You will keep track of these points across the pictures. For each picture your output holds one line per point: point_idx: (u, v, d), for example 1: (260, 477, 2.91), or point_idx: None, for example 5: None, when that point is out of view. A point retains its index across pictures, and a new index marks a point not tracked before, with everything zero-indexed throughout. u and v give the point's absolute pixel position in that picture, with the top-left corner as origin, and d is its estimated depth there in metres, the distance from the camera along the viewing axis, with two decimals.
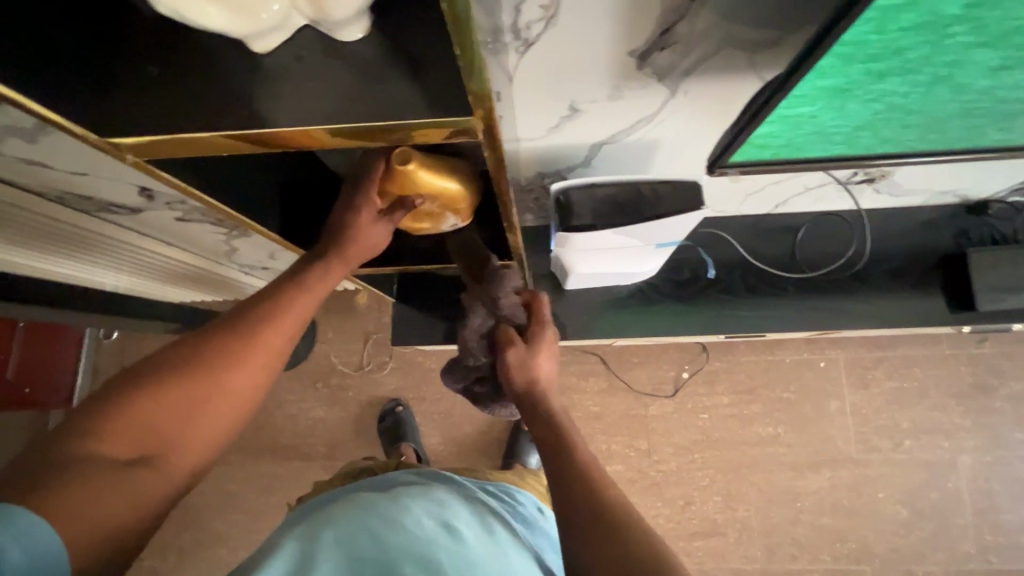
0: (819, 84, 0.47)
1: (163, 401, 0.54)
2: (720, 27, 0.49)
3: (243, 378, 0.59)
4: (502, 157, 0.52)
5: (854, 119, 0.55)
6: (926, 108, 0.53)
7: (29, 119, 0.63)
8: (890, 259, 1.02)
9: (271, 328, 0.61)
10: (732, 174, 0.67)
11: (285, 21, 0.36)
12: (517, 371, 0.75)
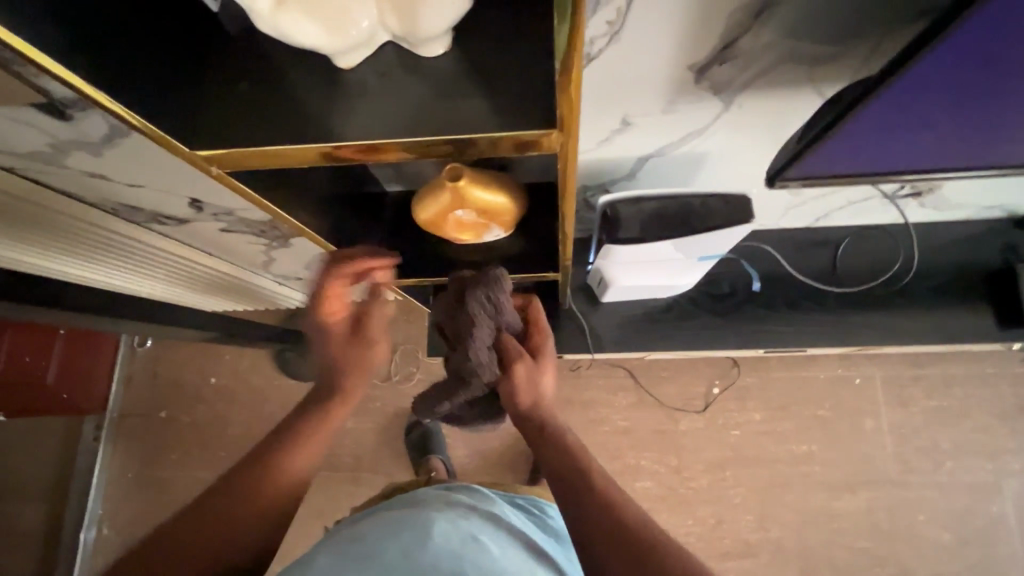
0: (915, 86, 0.44)
1: (190, 536, 0.56)
2: (782, 41, 0.50)
3: (264, 509, 0.60)
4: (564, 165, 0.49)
5: (935, 129, 0.51)
6: (1014, 122, 0.50)
7: (97, 133, 0.65)
8: (936, 274, 1.00)
9: (293, 454, 0.63)
10: (791, 188, 0.61)
11: (373, 38, 0.37)
12: (526, 389, 0.72)
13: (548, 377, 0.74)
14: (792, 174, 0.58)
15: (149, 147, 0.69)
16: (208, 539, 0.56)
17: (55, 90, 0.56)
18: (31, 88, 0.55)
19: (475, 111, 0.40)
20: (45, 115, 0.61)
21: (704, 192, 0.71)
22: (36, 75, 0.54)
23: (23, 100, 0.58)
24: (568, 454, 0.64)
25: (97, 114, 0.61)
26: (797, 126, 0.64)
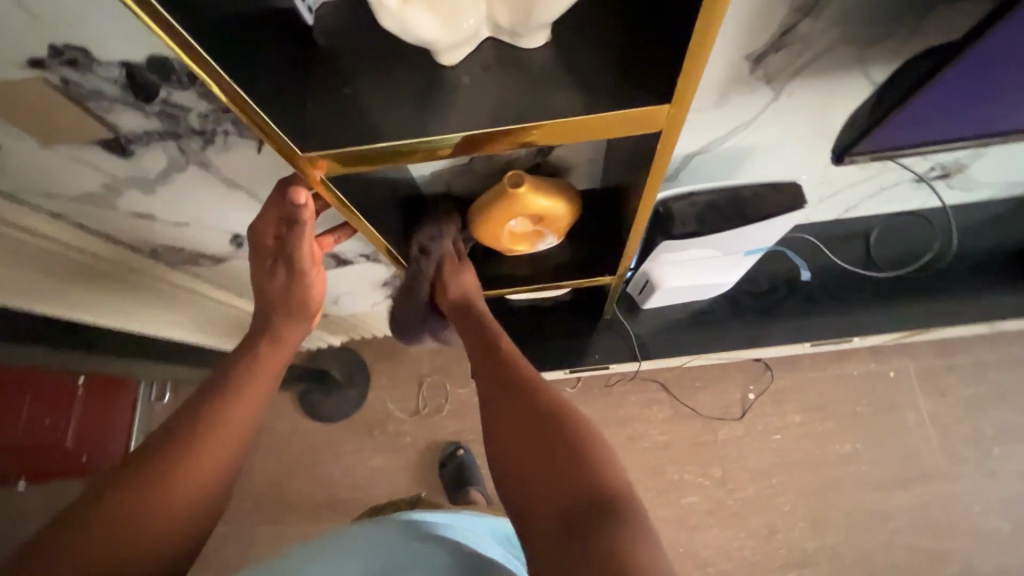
0: (982, 63, 0.46)
1: (129, 491, 0.49)
2: (841, 22, 0.52)
3: (212, 457, 0.54)
4: (666, 151, 0.48)
5: (1002, 97, 0.52)
6: None
7: (155, 168, 0.66)
8: (969, 254, 1.01)
9: (240, 392, 0.58)
10: (861, 162, 0.63)
11: (477, 28, 0.37)
12: (456, 279, 0.74)
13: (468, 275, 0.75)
14: (863, 148, 0.61)
15: (204, 178, 0.69)
16: (150, 490, 0.50)
17: (123, 124, 0.57)
18: (99, 122, 0.56)
19: (569, 98, 0.40)
20: (105, 151, 0.61)
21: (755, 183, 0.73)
22: (107, 110, 0.54)
23: (86, 137, 0.58)
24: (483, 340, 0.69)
25: (159, 147, 0.61)
26: (860, 105, 0.64)
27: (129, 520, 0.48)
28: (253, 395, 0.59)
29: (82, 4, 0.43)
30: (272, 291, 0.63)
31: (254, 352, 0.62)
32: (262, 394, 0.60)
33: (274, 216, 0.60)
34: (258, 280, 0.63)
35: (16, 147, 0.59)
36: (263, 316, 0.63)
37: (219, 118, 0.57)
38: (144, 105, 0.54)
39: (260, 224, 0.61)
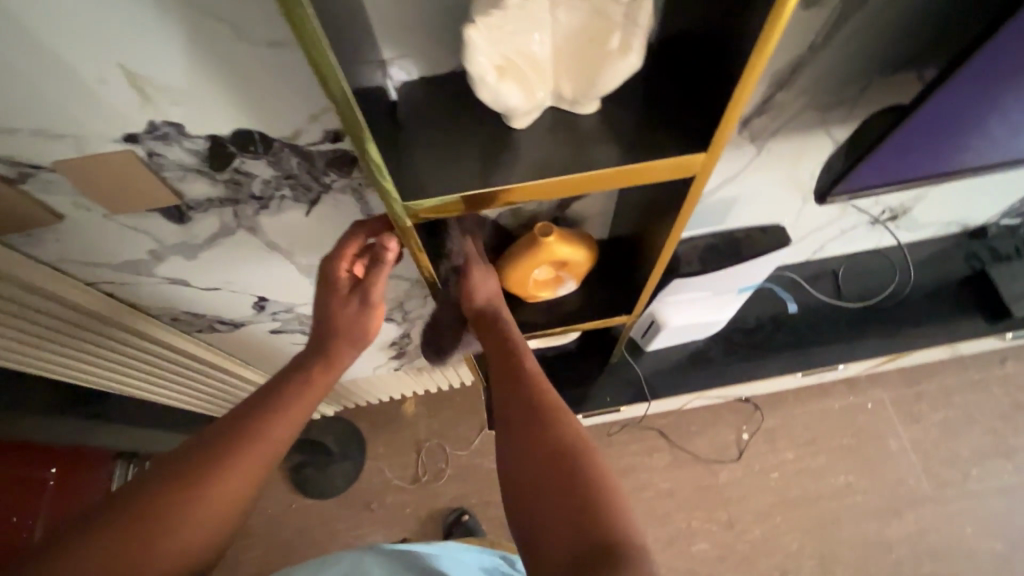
0: (936, 109, 0.57)
1: (159, 501, 0.50)
2: (806, 92, 0.64)
3: (243, 476, 0.54)
4: (697, 189, 0.54)
5: (946, 141, 0.64)
6: (1000, 126, 0.64)
7: (203, 233, 0.70)
8: (924, 285, 1.15)
9: (281, 413, 0.58)
10: (840, 201, 0.74)
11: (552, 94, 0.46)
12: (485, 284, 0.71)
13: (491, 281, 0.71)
14: (841, 189, 0.71)
15: (248, 242, 0.73)
16: (184, 506, 0.51)
17: (189, 192, 0.62)
18: (169, 191, 0.60)
19: (614, 152, 0.48)
20: (162, 217, 0.65)
21: (747, 227, 0.86)
22: (179, 179, 0.59)
23: (150, 205, 0.62)
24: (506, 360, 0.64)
25: (215, 212, 0.66)
26: (827, 157, 0.76)
27: (150, 536, 0.49)
28: (296, 417, 0.59)
29: (193, 87, 0.49)
30: (333, 319, 0.64)
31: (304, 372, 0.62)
32: (304, 417, 0.60)
33: (350, 253, 0.64)
34: (325, 313, 0.64)
35: (80, 218, 0.62)
36: (324, 340, 0.64)
37: (280, 184, 0.63)
38: (216, 173, 0.59)
39: (338, 257, 0.64)
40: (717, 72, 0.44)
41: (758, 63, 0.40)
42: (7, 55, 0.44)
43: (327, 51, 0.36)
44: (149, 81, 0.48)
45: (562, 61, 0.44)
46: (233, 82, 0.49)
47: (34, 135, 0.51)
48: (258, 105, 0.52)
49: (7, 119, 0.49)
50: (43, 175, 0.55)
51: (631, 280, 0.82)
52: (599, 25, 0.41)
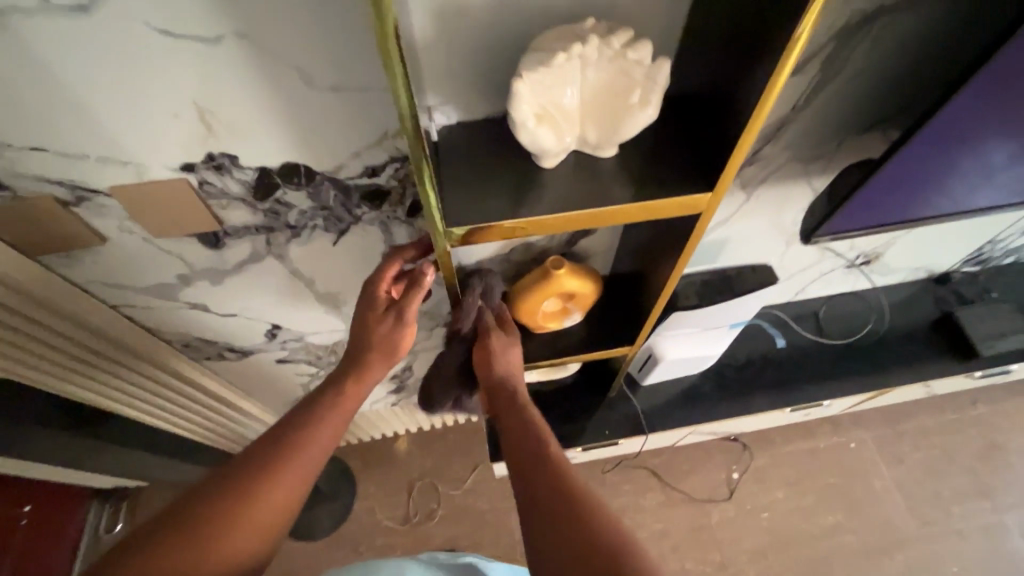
0: (904, 162, 0.65)
1: (217, 507, 0.56)
2: (790, 146, 0.73)
3: (288, 484, 0.60)
4: (702, 226, 0.61)
5: (914, 192, 0.73)
6: (960, 180, 0.72)
7: (233, 259, 0.73)
8: (898, 326, 1.23)
9: (320, 428, 0.64)
10: (823, 243, 0.81)
11: (576, 138, 0.53)
12: (502, 353, 0.77)
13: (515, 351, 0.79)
14: (823, 232, 0.79)
15: (274, 269, 0.77)
16: (236, 514, 0.56)
17: (229, 219, 0.66)
18: (212, 218, 0.64)
19: (632, 190, 0.54)
20: (199, 243, 0.69)
21: (737, 265, 0.96)
22: (223, 208, 0.64)
23: (189, 230, 0.66)
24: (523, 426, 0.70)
25: (248, 239, 0.70)
26: (808, 203, 0.84)
27: (208, 539, 0.54)
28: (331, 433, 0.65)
29: (254, 124, 0.54)
30: (365, 338, 0.68)
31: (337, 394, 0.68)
32: (338, 433, 0.66)
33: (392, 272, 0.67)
34: (360, 326, 0.69)
35: (121, 241, 0.66)
36: (357, 357, 0.69)
37: (315, 215, 0.68)
38: (258, 203, 0.64)
39: (378, 279, 0.68)
40: (722, 124, 0.52)
41: (759, 116, 0.47)
42: (92, 93, 0.49)
43: (405, 94, 0.41)
44: (217, 118, 0.53)
45: (588, 108, 0.50)
46: (291, 120, 0.55)
47: (100, 161, 0.55)
48: (310, 142, 0.57)
49: (78, 146, 0.53)
50: (97, 199, 0.59)
51: (633, 313, 0.88)
52: (624, 83, 0.48)
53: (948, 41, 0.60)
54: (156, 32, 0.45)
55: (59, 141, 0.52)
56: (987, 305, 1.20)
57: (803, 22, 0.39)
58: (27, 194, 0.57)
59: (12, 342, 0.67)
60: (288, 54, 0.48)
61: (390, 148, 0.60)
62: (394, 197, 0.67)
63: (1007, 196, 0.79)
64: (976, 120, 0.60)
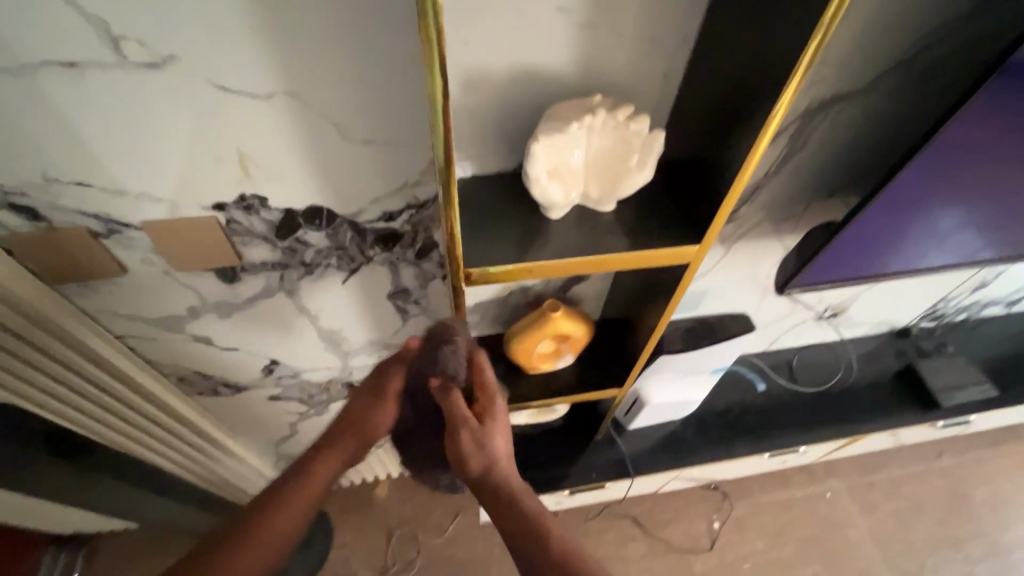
0: (864, 223, 0.74)
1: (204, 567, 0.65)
2: (763, 207, 0.81)
3: (265, 548, 0.68)
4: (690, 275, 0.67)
5: (875, 250, 0.81)
6: (912, 241, 0.81)
7: (244, 293, 0.76)
8: (865, 376, 1.30)
9: (296, 498, 0.71)
10: (796, 294, 0.88)
11: (581, 192, 0.59)
12: (474, 450, 0.70)
13: (496, 441, 0.71)
14: (796, 284, 0.86)
15: (282, 305, 0.80)
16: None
17: (249, 255, 0.69)
18: (233, 254, 0.68)
19: (627, 240, 0.61)
20: (215, 277, 0.72)
21: (717, 313, 1.03)
22: (245, 244, 0.68)
23: (208, 265, 0.69)
24: (523, 523, 0.68)
25: (263, 275, 0.73)
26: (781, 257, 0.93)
27: None
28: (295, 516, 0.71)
29: (289, 169, 0.60)
30: (349, 414, 0.76)
31: (307, 473, 0.74)
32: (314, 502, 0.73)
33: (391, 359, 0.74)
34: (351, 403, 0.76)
35: (141, 272, 0.69)
36: (338, 431, 0.76)
37: (330, 254, 0.72)
38: (278, 241, 0.68)
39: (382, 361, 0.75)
40: (708, 186, 0.59)
41: (741, 179, 0.54)
42: (146, 137, 0.54)
43: (444, 149, 0.47)
44: (256, 163, 0.58)
45: (593, 167, 0.57)
46: (322, 167, 0.60)
47: (138, 198, 0.59)
48: (335, 187, 0.63)
49: (121, 184, 0.57)
50: (128, 233, 0.63)
51: (623, 357, 0.93)
52: (623, 148, 0.55)
53: (894, 123, 0.70)
54: (215, 87, 0.50)
55: (104, 179, 0.57)
56: (943, 358, 1.29)
57: (775, 107, 0.47)
58: (62, 226, 0.60)
59: (18, 367, 0.68)
60: (329, 109, 0.54)
61: (408, 195, 0.65)
62: (406, 240, 0.72)
63: (955, 257, 0.88)
64: (921, 190, 0.69)
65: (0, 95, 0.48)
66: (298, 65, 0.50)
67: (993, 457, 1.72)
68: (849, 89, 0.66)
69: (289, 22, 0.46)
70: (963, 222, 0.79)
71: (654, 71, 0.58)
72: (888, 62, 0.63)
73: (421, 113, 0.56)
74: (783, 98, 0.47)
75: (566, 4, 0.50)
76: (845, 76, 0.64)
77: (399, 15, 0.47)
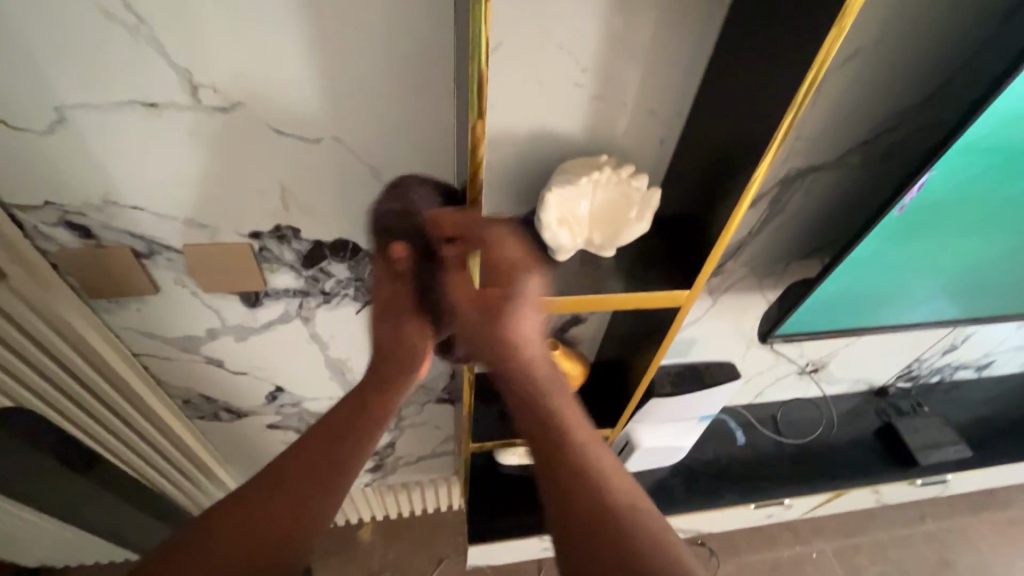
0: (836, 278, 0.81)
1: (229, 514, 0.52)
2: (747, 262, 0.89)
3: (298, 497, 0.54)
4: (681, 318, 0.72)
5: (849, 304, 0.88)
6: (884, 299, 0.88)
7: (263, 318, 0.81)
8: (847, 431, 1.35)
9: (333, 440, 0.59)
10: (778, 344, 0.94)
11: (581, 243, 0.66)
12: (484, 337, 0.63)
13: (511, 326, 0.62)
14: (779, 332, 0.91)
15: (296, 332, 0.84)
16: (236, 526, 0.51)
17: (274, 281, 0.75)
18: (261, 279, 0.73)
19: (625, 282, 0.67)
20: (239, 300, 0.77)
21: (706, 361, 1.08)
22: (272, 271, 0.73)
23: (233, 288, 0.74)
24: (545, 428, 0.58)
25: (284, 301, 0.78)
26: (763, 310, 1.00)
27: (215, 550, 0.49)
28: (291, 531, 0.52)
29: (324, 203, 0.66)
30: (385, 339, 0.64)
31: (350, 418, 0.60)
32: (354, 444, 0.59)
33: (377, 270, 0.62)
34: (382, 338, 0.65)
35: (171, 292, 0.73)
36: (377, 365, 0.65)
37: (348, 285, 0.78)
38: (303, 270, 0.74)
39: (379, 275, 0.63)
40: (698, 238, 0.66)
41: (726, 233, 0.61)
42: (202, 170, 0.60)
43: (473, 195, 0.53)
44: (295, 197, 0.65)
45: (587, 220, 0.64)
46: (354, 203, 0.67)
47: (183, 223, 0.65)
48: (363, 223, 0.69)
49: (170, 209, 0.63)
50: (167, 254, 0.68)
51: (614, 398, 0.96)
52: (624, 202, 0.63)
53: (863, 194, 0.80)
54: (271, 130, 0.58)
55: (156, 204, 0.62)
56: (920, 417, 1.34)
57: (755, 173, 0.55)
58: (109, 245, 0.66)
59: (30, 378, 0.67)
60: (368, 153, 0.62)
61: None
62: None
63: (923, 317, 0.96)
64: (886, 250, 0.77)
65: (82, 127, 0.55)
66: (346, 114, 0.58)
67: (974, 524, 1.74)
68: (821, 162, 0.75)
69: (345, 80, 0.55)
70: (928, 283, 0.87)
71: (652, 138, 0.67)
72: (853, 141, 0.73)
73: (447, 162, 0.64)
74: (759, 166, 0.54)
75: (581, 78, 0.60)
76: (817, 151, 0.74)
77: (439, 79, 0.56)
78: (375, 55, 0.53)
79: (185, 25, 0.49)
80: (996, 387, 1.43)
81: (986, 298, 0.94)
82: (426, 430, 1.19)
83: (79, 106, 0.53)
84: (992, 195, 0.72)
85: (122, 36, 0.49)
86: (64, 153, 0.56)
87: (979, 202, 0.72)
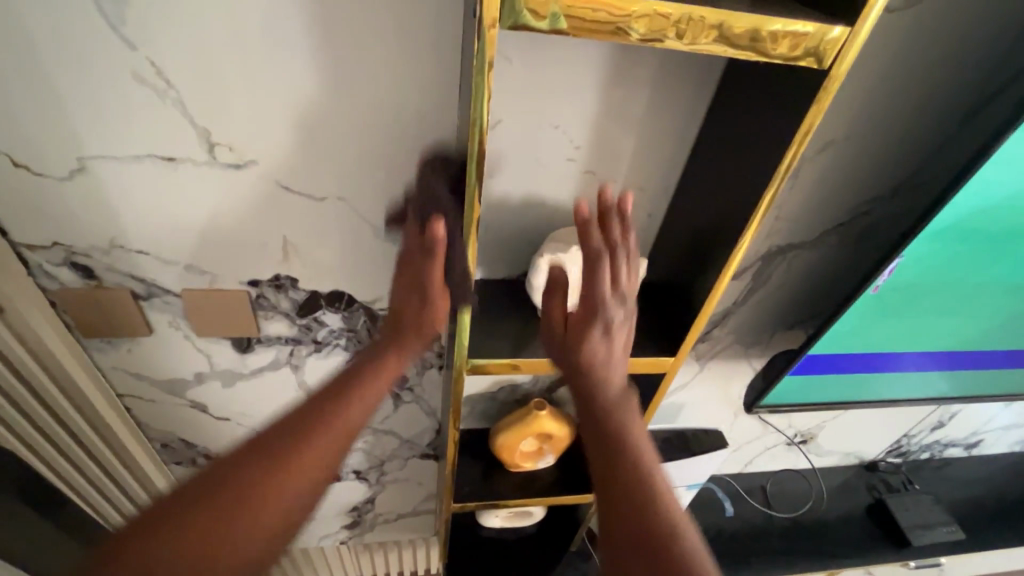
0: (819, 349, 0.82)
1: (222, 505, 0.50)
2: (734, 331, 0.91)
3: (296, 489, 0.53)
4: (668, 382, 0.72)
5: (835, 376, 0.89)
6: (868, 373, 0.89)
7: (252, 364, 0.81)
8: (839, 507, 1.31)
9: (328, 430, 0.55)
10: (764, 414, 0.94)
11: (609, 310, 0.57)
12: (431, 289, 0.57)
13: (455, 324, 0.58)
14: (764, 403, 0.92)
15: (284, 380, 0.84)
16: (227, 526, 0.50)
17: (267, 328, 0.76)
18: (255, 325, 0.75)
19: None
20: (230, 345, 0.77)
21: (693, 428, 1.08)
22: (267, 318, 0.74)
23: (226, 333, 0.75)
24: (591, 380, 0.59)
25: (274, 348, 0.79)
26: (750, 378, 1.01)
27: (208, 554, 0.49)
28: (319, 474, 0.54)
29: (323, 255, 0.68)
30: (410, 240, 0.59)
31: (346, 402, 0.56)
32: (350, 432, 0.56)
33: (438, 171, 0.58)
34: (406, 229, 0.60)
35: (164, 334, 0.74)
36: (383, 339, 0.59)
37: (341, 335, 0.79)
38: (298, 318, 0.75)
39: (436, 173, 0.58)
40: (684, 307, 0.68)
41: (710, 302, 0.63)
42: (208, 218, 0.63)
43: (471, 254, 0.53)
44: (296, 249, 0.67)
45: (598, 267, 0.54)
46: (351, 257, 0.69)
47: (185, 268, 0.67)
48: (358, 276, 0.72)
49: (173, 254, 0.65)
50: (167, 297, 0.70)
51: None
52: None
53: (844, 270, 0.83)
54: (280, 185, 0.61)
55: (160, 248, 0.64)
56: (910, 494, 1.32)
57: (738, 244, 0.57)
58: (110, 285, 0.67)
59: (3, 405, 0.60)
60: (371, 215, 0.65)
61: None
62: None
63: (907, 393, 0.96)
64: (867, 324, 0.79)
65: (99, 173, 0.57)
66: (352, 175, 0.61)
67: None
68: (801, 239, 0.79)
69: (354, 145, 0.59)
70: (910, 359, 0.88)
71: (641, 209, 0.71)
72: (831, 221, 0.77)
73: None
74: (742, 239, 0.56)
75: (574, 153, 0.64)
76: (798, 228, 0.77)
77: (442, 145, 0.60)
78: (384, 123, 0.57)
79: (209, 89, 0.53)
80: (986, 467, 1.42)
81: (968, 377, 0.95)
82: (408, 486, 1.16)
83: (99, 155, 0.56)
84: (963, 279, 0.75)
85: (148, 96, 0.53)
86: (79, 196, 0.59)
87: (951, 284, 0.75)
